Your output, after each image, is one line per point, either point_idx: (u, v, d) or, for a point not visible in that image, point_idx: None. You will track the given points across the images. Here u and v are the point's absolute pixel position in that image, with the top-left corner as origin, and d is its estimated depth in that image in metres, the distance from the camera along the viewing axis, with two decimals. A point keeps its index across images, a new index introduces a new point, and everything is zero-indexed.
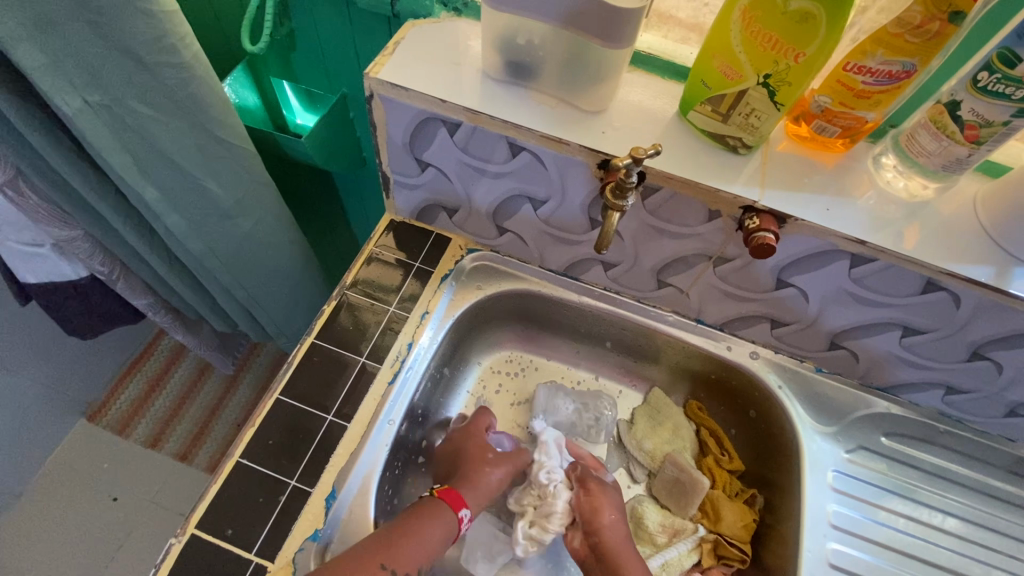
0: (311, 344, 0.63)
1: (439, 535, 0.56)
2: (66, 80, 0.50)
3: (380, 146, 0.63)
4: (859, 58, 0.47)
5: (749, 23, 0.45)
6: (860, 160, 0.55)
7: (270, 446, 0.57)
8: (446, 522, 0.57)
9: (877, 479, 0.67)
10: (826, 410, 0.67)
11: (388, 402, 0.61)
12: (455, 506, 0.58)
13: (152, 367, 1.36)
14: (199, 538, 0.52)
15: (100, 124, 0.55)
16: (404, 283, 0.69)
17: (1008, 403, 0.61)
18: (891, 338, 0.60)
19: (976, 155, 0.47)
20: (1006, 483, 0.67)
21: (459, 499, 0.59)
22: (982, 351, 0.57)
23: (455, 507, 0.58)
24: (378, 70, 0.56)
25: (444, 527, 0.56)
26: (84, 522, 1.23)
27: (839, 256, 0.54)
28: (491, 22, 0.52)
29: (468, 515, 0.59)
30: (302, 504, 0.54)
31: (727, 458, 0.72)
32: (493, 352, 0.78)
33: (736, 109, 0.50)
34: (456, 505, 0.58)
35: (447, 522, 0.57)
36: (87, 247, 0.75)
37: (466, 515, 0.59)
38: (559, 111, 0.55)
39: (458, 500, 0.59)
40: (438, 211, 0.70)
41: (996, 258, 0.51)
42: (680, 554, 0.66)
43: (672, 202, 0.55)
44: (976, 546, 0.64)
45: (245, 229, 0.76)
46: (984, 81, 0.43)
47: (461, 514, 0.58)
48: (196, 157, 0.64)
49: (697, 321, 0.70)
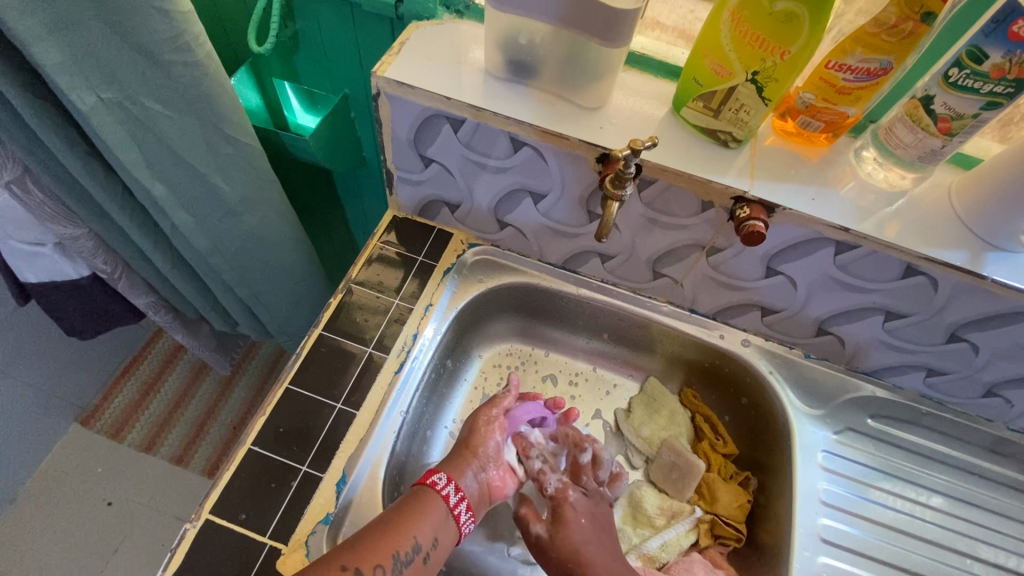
0: (318, 336, 0.65)
1: (428, 511, 0.54)
2: (82, 77, 0.52)
3: (384, 143, 0.65)
4: (840, 56, 0.50)
5: (737, 23, 0.48)
6: (843, 153, 0.59)
7: (280, 434, 0.58)
8: (426, 497, 0.55)
9: (865, 459, 0.70)
10: (815, 394, 0.70)
11: (395, 392, 0.63)
12: (424, 477, 0.57)
13: (147, 369, 1.36)
14: (212, 524, 0.53)
15: (113, 120, 0.56)
16: (409, 276, 0.71)
17: (983, 384, 0.65)
18: (874, 323, 0.63)
19: (948, 146, 0.51)
20: (987, 462, 0.70)
21: (428, 469, 0.58)
22: (960, 333, 0.60)
23: (425, 478, 0.57)
24: (384, 69, 0.58)
25: (430, 506, 0.54)
26: (78, 528, 1.22)
27: (824, 244, 0.57)
28: (495, 23, 0.54)
29: (442, 475, 0.57)
30: (314, 489, 0.56)
31: (721, 442, 0.74)
32: (493, 345, 0.80)
33: (726, 105, 0.53)
34: (425, 475, 0.57)
35: (430, 497, 0.55)
36: (91, 245, 0.76)
37: (439, 477, 0.57)
38: (558, 108, 0.58)
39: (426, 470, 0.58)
40: (440, 206, 0.72)
41: (970, 244, 0.54)
42: (678, 535, 0.68)
43: (666, 194, 0.58)
44: (961, 522, 0.67)
45: (249, 225, 0.77)
46: (955, 77, 0.47)
47: (432, 479, 0.56)
48: (205, 154, 0.65)
49: (690, 311, 0.73)
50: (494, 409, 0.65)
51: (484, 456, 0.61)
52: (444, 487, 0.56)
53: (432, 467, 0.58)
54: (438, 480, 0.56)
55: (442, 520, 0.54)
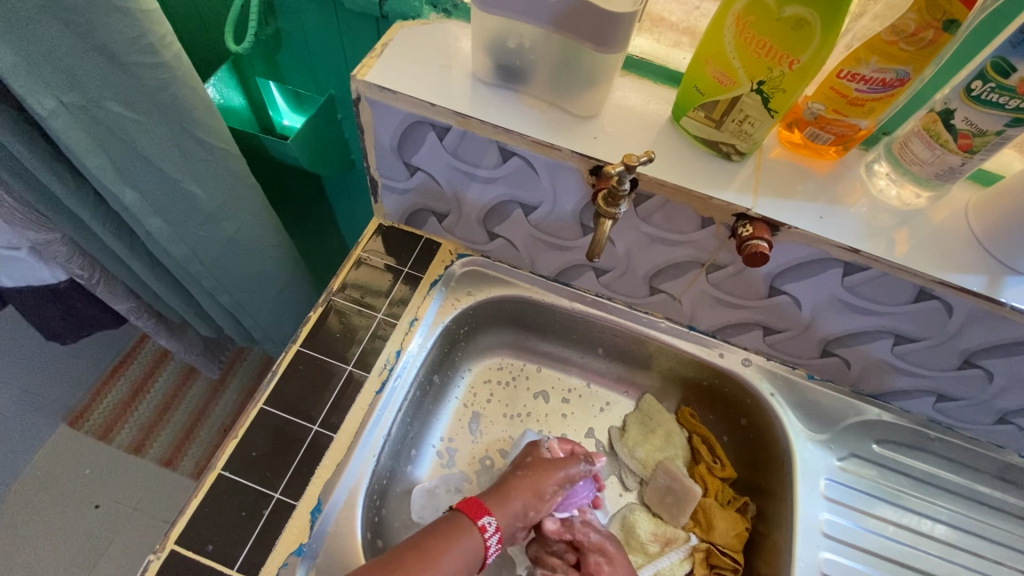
0: (296, 352, 0.62)
1: (461, 548, 0.51)
2: (40, 80, 0.48)
3: (368, 149, 0.62)
4: (853, 65, 0.47)
5: (742, 29, 0.44)
6: (853, 167, 0.55)
7: (253, 458, 0.55)
8: (466, 531, 0.53)
9: (868, 486, 0.67)
10: (818, 417, 0.67)
11: (375, 413, 0.60)
12: (474, 515, 0.54)
13: (136, 371, 1.34)
14: (179, 554, 0.51)
15: (76, 125, 0.53)
16: (393, 288, 0.68)
17: (997, 411, 0.61)
18: (883, 346, 0.60)
19: (969, 163, 0.47)
20: (994, 490, 0.67)
21: (478, 506, 0.55)
22: (974, 359, 0.56)
23: (475, 516, 0.54)
24: (365, 73, 0.54)
25: (463, 540, 0.52)
26: (63, 531, 1.19)
27: (832, 264, 0.53)
28: (482, 25, 0.51)
29: (491, 521, 0.54)
30: (287, 517, 0.53)
31: (719, 465, 0.71)
32: (483, 359, 0.77)
33: (729, 116, 0.49)
34: (476, 514, 0.54)
35: (469, 533, 0.53)
36: (65, 250, 0.72)
37: (488, 522, 0.54)
38: (551, 116, 0.55)
39: (477, 508, 0.55)
40: (428, 215, 0.69)
41: (987, 267, 0.51)
42: (673, 564, 0.64)
43: (664, 209, 0.54)
44: (966, 554, 0.64)
45: (230, 232, 0.74)
46: (978, 90, 0.43)
47: (483, 522, 0.54)
48: (178, 160, 0.62)
49: (689, 328, 0.69)
50: (568, 475, 0.62)
51: (534, 516, 0.59)
52: (489, 534, 0.54)
53: (483, 505, 0.55)
54: (487, 525, 0.54)
55: (472, 562, 0.52)
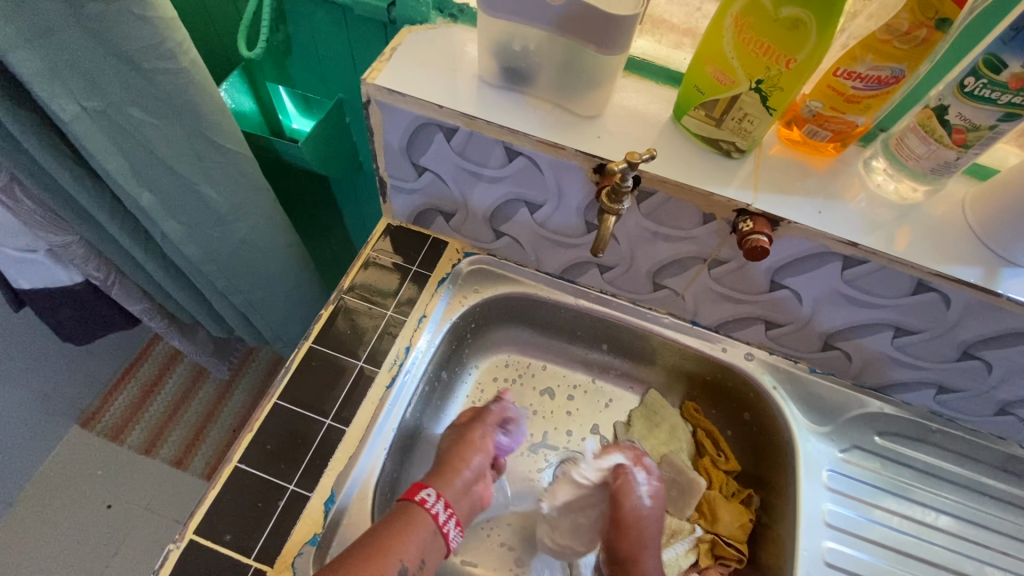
0: (309, 348, 0.63)
1: (409, 527, 0.52)
2: (63, 86, 0.50)
3: (377, 151, 0.64)
4: (849, 63, 0.48)
5: (740, 30, 0.46)
6: (851, 163, 0.56)
7: (268, 451, 0.57)
8: (407, 513, 0.54)
9: (872, 478, 0.67)
10: (821, 410, 0.68)
11: (386, 406, 0.61)
12: (413, 494, 0.56)
13: (147, 372, 1.36)
14: (198, 544, 0.52)
15: (95, 130, 0.55)
16: (401, 287, 0.69)
17: (997, 402, 0.62)
18: (883, 339, 0.61)
19: (964, 157, 0.48)
20: (997, 481, 0.68)
21: (417, 485, 0.57)
22: (972, 351, 0.57)
23: (414, 494, 0.56)
24: (375, 76, 0.56)
25: (406, 516, 0.53)
26: (76, 530, 1.21)
27: (832, 259, 0.54)
28: (487, 29, 0.52)
29: (430, 492, 0.56)
30: (301, 508, 0.54)
31: (722, 458, 0.72)
32: (491, 356, 0.78)
33: (729, 114, 0.51)
34: (414, 492, 0.56)
35: (411, 511, 0.54)
36: (82, 252, 0.74)
37: (428, 494, 0.56)
38: (555, 116, 0.56)
39: (415, 487, 0.57)
40: (435, 214, 0.70)
41: (984, 259, 0.52)
42: (678, 555, 0.65)
43: (667, 206, 0.56)
44: (972, 544, 0.65)
45: (241, 233, 0.76)
46: (970, 86, 0.45)
47: (421, 495, 0.56)
48: (193, 162, 0.64)
49: (692, 323, 0.70)
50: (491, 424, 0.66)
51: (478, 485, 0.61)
52: (432, 503, 0.55)
53: (420, 484, 0.58)
54: (427, 497, 0.56)
55: (425, 534, 0.53)
